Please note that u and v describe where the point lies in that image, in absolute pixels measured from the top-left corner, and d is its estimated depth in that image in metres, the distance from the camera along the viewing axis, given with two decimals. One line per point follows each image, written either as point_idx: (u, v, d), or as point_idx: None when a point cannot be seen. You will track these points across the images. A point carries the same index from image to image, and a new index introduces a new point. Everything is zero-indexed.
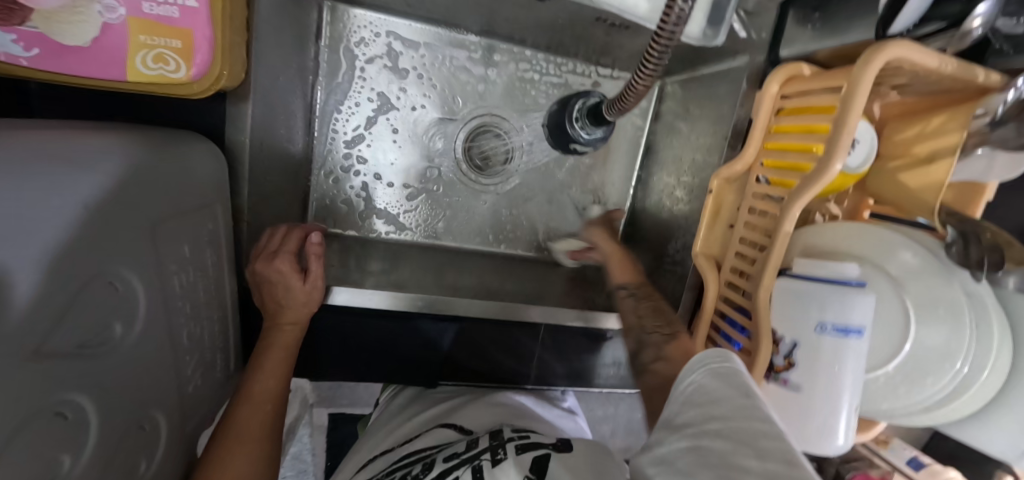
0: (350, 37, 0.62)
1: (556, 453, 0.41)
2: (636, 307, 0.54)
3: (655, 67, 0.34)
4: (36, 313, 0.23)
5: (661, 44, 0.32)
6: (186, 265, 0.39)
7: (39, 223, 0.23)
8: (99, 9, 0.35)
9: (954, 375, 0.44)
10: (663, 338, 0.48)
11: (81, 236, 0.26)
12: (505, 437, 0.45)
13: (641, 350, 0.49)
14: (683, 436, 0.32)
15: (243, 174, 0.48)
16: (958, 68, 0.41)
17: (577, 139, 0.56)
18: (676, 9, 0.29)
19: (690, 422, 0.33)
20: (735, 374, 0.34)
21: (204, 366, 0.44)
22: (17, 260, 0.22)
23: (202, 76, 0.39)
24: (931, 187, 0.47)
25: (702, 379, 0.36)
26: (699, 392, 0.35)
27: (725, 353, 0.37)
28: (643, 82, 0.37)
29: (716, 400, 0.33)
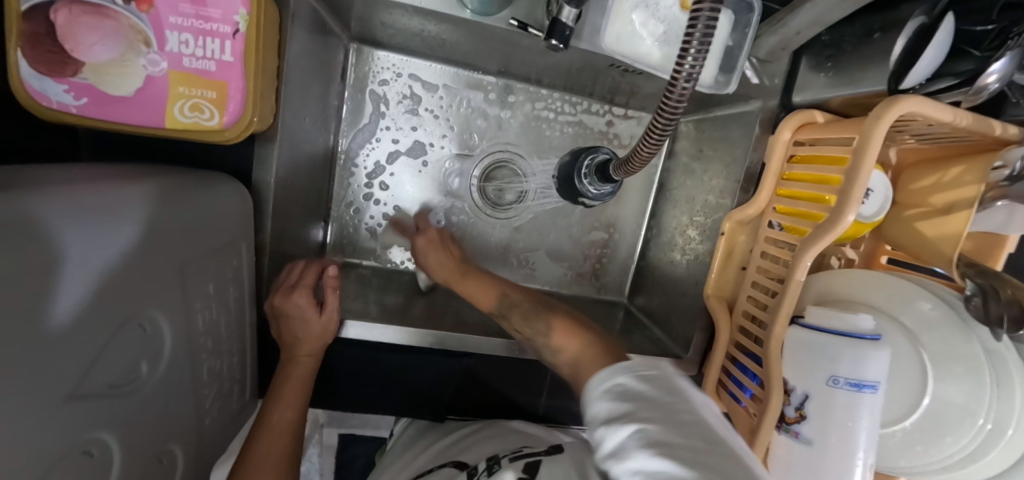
0: (373, 78, 0.66)
1: (549, 456, 0.45)
2: (516, 322, 0.55)
3: (658, 137, 0.35)
4: (62, 363, 0.25)
5: (665, 118, 0.33)
6: (211, 302, 0.41)
7: (68, 280, 0.24)
8: (144, 63, 0.38)
9: (977, 433, 0.43)
10: (545, 334, 0.52)
11: (105, 284, 0.27)
12: (500, 456, 0.47)
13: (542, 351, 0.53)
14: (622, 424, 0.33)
15: (268, 210, 0.49)
16: (974, 122, 0.41)
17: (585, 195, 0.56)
18: (677, 90, 0.31)
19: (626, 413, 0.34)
20: (661, 380, 0.36)
21: (222, 397, 0.46)
22: (51, 313, 0.23)
23: (233, 125, 0.41)
24: (948, 238, 0.46)
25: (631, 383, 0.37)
26: (625, 391, 0.36)
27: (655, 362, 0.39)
28: (648, 150, 0.38)
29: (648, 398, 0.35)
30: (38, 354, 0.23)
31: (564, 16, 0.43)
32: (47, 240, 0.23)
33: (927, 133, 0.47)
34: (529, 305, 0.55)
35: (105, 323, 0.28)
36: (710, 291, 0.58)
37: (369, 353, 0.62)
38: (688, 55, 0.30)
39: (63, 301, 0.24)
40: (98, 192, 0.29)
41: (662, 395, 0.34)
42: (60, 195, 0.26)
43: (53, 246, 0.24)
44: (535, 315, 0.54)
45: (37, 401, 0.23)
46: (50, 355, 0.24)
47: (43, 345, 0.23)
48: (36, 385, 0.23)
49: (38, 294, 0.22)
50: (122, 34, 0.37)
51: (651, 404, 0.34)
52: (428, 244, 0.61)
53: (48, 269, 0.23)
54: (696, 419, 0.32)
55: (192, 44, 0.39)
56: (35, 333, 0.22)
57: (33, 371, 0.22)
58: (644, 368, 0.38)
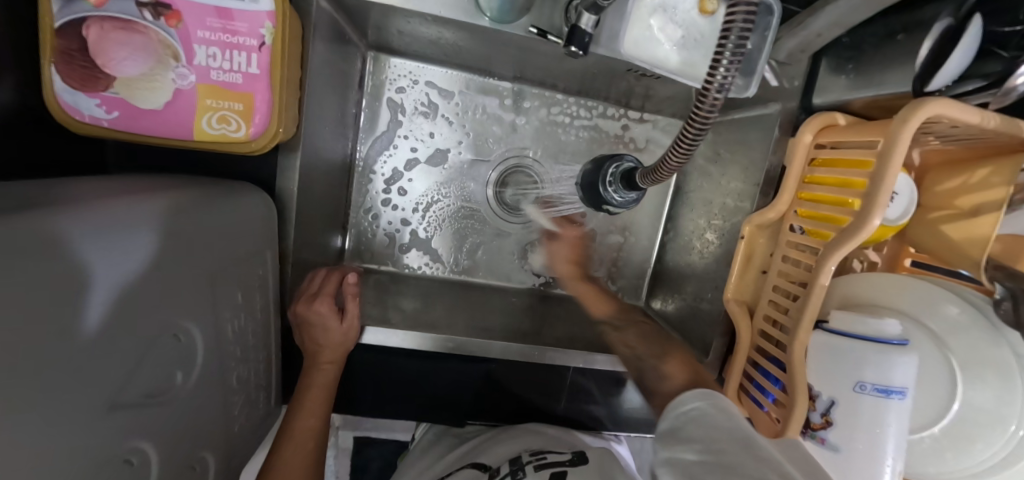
0: (390, 85, 0.67)
1: (573, 468, 0.45)
2: (625, 338, 0.58)
3: (688, 147, 0.33)
4: (98, 374, 0.25)
5: (696, 129, 0.32)
6: (239, 311, 0.42)
7: (102, 293, 0.25)
8: (173, 77, 0.39)
9: (1009, 439, 0.42)
10: (658, 362, 0.51)
11: (137, 296, 0.28)
12: (523, 462, 0.48)
13: (643, 376, 0.52)
14: (690, 448, 0.37)
15: (291, 219, 0.49)
16: (1002, 124, 0.40)
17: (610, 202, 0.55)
18: (711, 99, 0.30)
19: (695, 437, 0.38)
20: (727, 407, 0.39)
21: (250, 404, 0.46)
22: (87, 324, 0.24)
23: (260, 135, 0.41)
24: (976, 241, 0.45)
25: (704, 408, 0.40)
26: (699, 417, 0.40)
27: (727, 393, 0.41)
28: (676, 161, 0.36)
29: (719, 427, 0.37)
30: (76, 366, 0.23)
31: (583, 22, 0.44)
32: (79, 257, 0.23)
33: (951, 135, 0.46)
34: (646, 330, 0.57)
35: (140, 334, 0.29)
36: (731, 296, 0.57)
37: (388, 358, 0.62)
38: (719, 64, 0.29)
39: (99, 312, 0.25)
40: (132, 206, 0.29)
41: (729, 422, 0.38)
42: (97, 209, 0.27)
43: (90, 259, 0.24)
44: (648, 340, 0.56)
45: (75, 413, 0.23)
46: (86, 365, 0.24)
47: (79, 359, 0.23)
48: (74, 398, 0.23)
49: (73, 309, 0.23)
50: (151, 49, 0.38)
51: (722, 431, 0.37)
52: (569, 239, 0.65)
53: (84, 282, 0.23)
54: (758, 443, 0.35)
55: (219, 58, 0.39)
56: (73, 346, 0.23)
57: (72, 384, 0.23)
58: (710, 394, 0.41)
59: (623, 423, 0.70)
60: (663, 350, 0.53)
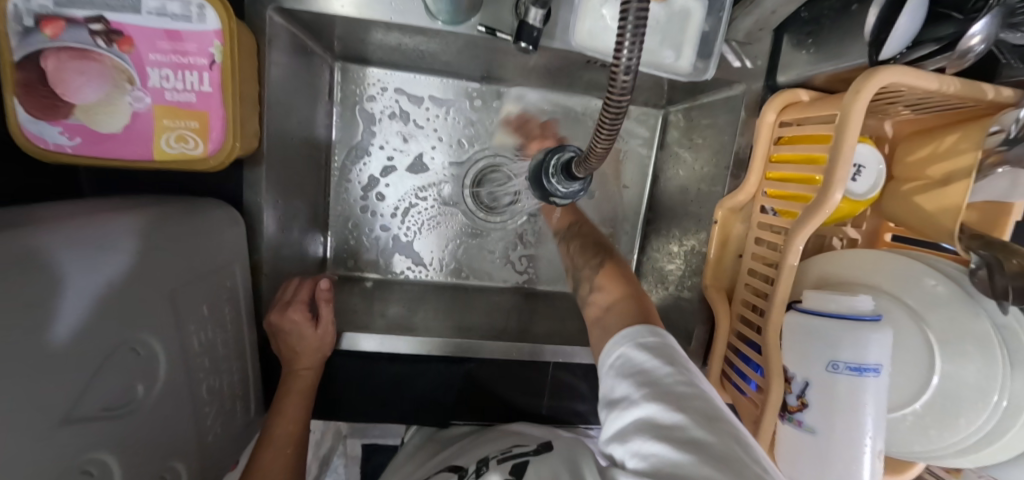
0: (361, 94, 0.68)
1: (535, 456, 0.47)
2: (568, 249, 0.60)
3: (609, 133, 0.28)
4: (53, 389, 0.26)
5: (612, 113, 0.27)
6: (206, 324, 0.42)
7: (50, 312, 0.26)
8: (130, 100, 0.40)
9: (992, 412, 0.40)
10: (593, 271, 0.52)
11: (90, 311, 0.29)
12: (490, 458, 0.50)
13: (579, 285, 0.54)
14: (623, 411, 0.34)
15: (260, 231, 0.50)
16: (961, 88, 0.39)
17: (552, 196, 0.47)
18: (620, 81, 0.25)
19: (627, 394, 0.35)
20: (663, 349, 0.37)
21: (225, 414, 0.47)
22: (36, 342, 0.25)
23: (217, 152, 0.42)
24: (948, 211, 0.44)
25: (631, 352, 0.38)
26: (628, 363, 0.37)
27: (654, 328, 0.39)
28: (602, 146, 0.30)
29: (647, 372, 0.35)
30: (29, 379, 0.24)
31: (531, 17, 0.44)
32: (25, 279, 0.24)
33: (919, 103, 0.45)
34: (590, 243, 0.57)
35: (96, 348, 0.29)
36: (708, 281, 0.57)
37: (371, 363, 0.63)
38: (621, 46, 0.24)
39: (47, 330, 0.25)
40: (83, 227, 0.30)
41: (665, 367, 0.35)
42: (42, 231, 0.28)
43: (35, 281, 0.25)
44: (585, 249, 0.57)
45: (31, 424, 0.24)
46: (40, 379, 0.25)
47: (31, 372, 0.24)
48: (27, 410, 0.24)
49: (21, 328, 0.24)
50: (107, 75, 0.40)
51: (650, 377, 0.35)
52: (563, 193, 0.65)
53: (30, 302, 0.24)
54: (692, 389, 0.33)
55: (172, 78, 0.41)
56: (23, 363, 0.24)
57: (26, 398, 0.24)
58: (646, 337, 0.38)
59: None
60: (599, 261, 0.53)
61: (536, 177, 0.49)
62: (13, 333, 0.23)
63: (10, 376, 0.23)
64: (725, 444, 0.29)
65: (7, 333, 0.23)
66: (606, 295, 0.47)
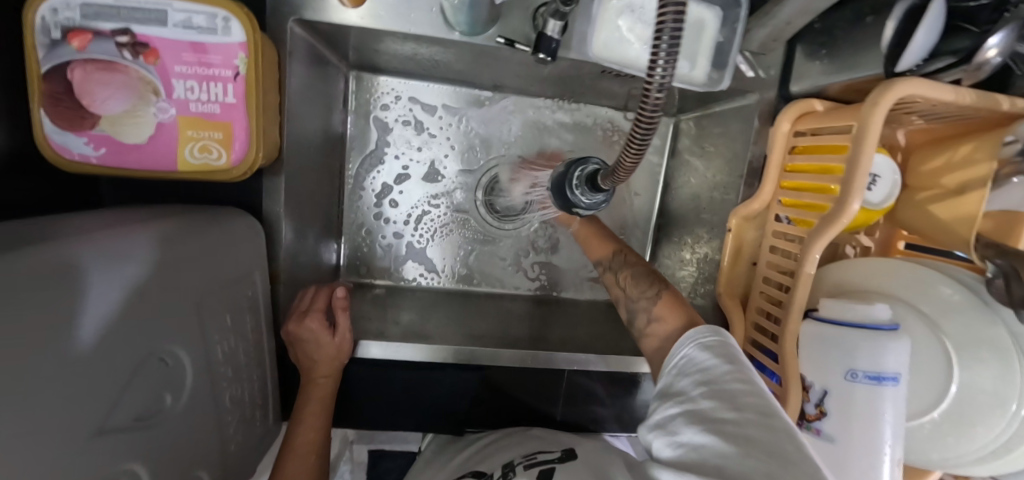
0: (374, 103, 0.68)
1: (562, 463, 0.47)
2: (617, 279, 0.54)
3: (639, 148, 0.28)
4: (88, 400, 0.26)
5: (642, 129, 0.27)
6: (228, 333, 0.43)
7: (84, 325, 0.26)
8: (154, 111, 0.41)
9: (1010, 419, 0.41)
10: (650, 301, 0.49)
11: (121, 322, 0.29)
12: (513, 464, 0.50)
13: (634, 318, 0.50)
14: (676, 402, 0.36)
15: (278, 239, 0.50)
16: (976, 100, 0.40)
17: (575, 207, 0.42)
18: (653, 98, 0.25)
19: (682, 389, 0.37)
20: (722, 348, 0.38)
21: (245, 423, 0.47)
22: (72, 355, 0.25)
23: (239, 162, 0.42)
24: (963, 221, 0.45)
25: (692, 352, 0.39)
26: (687, 361, 0.39)
27: (716, 330, 0.40)
28: (630, 160, 0.30)
29: (704, 369, 0.37)
30: (68, 390, 0.24)
31: (549, 29, 0.45)
32: (59, 293, 0.25)
33: (933, 113, 0.46)
34: (639, 269, 0.54)
35: (126, 358, 0.30)
36: (722, 289, 0.57)
37: (384, 371, 0.63)
38: (655, 66, 0.24)
39: (84, 342, 0.26)
40: (115, 239, 0.31)
41: (723, 366, 0.36)
42: (74, 244, 0.28)
43: (69, 294, 0.25)
44: (642, 279, 0.52)
45: (68, 436, 0.24)
46: (78, 390, 0.25)
47: (69, 383, 0.25)
48: (65, 422, 0.24)
49: (59, 341, 0.24)
50: (133, 86, 0.40)
51: (708, 375, 0.36)
52: None
53: (67, 315, 0.25)
54: (749, 386, 0.34)
55: (196, 90, 0.41)
56: (62, 375, 0.24)
57: (62, 411, 0.24)
58: (708, 338, 0.39)
59: (626, 423, 0.70)
60: (654, 289, 0.50)
61: (557, 185, 0.44)
62: (52, 347, 0.23)
63: (47, 387, 0.23)
64: (775, 439, 0.30)
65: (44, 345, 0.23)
66: (665, 326, 0.46)
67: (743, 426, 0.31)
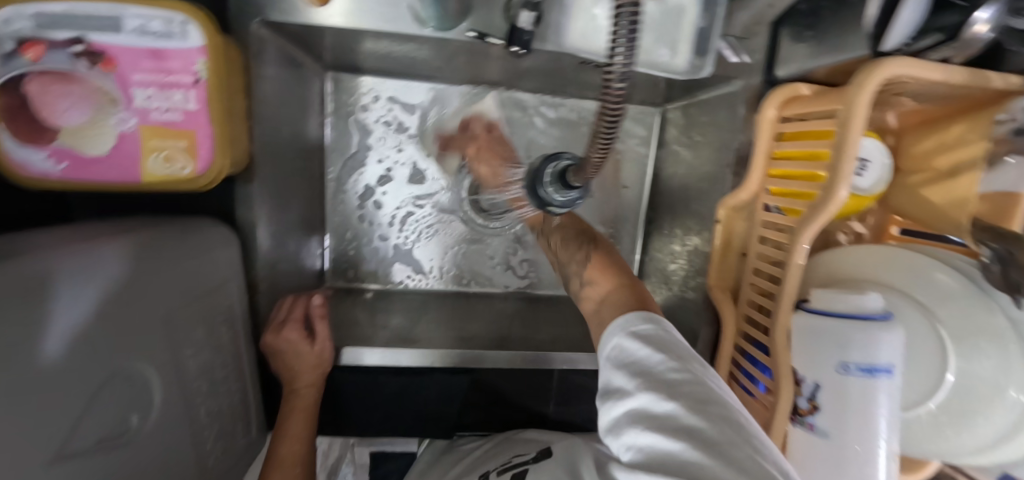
0: (353, 104, 0.67)
1: (535, 463, 0.48)
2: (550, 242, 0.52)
3: (605, 144, 0.27)
4: (55, 423, 0.25)
5: (608, 123, 0.25)
6: (202, 347, 0.42)
7: (46, 346, 0.25)
8: (113, 121, 0.39)
9: (1011, 408, 0.39)
10: (582, 265, 0.46)
11: (86, 341, 0.28)
12: (490, 472, 0.50)
13: (567, 281, 0.47)
14: (615, 401, 0.32)
15: (255, 248, 0.49)
16: (966, 78, 0.38)
17: (549, 206, 0.40)
18: (614, 89, 0.24)
19: (618, 385, 0.33)
20: (654, 334, 0.34)
21: (225, 436, 0.46)
22: (36, 376, 0.24)
23: (206, 171, 0.41)
24: (959, 204, 0.43)
25: (622, 340, 0.35)
26: (619, 352, 0.35)
27: (648, 314, 0.36)
28: (598, 156, 0.29)
29: (638, 359, 0.33)
30: (35, 413, 0.24)
31: (522, 20, 0.43)
32: (21, 313, 0.24)
33: (923, 93, 0.44)
34: (571, 230, 0.50)
35: (93, 375, 0.29)
36: (712, 282, 0.56)
37: (372, 377, 0.63)
38: (615, 54, 0.23)
39: (48, 362, 0.25)
40: (73, 256, 0.30)
41: (657, 355, 0.32)
42: (32, 262, 0.27)
43: (30, 313, 0.25)
44: (572, 241, 0.49)
45: (40, 456, 0.24)
46: (45, 413, 0.25)
47: (36, 405, 0.24)
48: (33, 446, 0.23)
49: (24, 362, 0.23)
50: (91, 98, 0.38)
51: (642, 364, 0.33)
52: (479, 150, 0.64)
53: (30, 337, 0.24)
54: (686, 374, 0.31)
55: (157, 98, 0.40)
56: (28, 397, 0.23)
57: (32, 434, 0.23)
58: (638, 322, 0.36)
59: None
60: (585, 252, 0.47)
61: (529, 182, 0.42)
62: (17, 369, 0.23)
63: (21, 407, 0.22)
64: (720, 432, 0.28)
65: (13, 365, 0.22)
66: (599, 289, 0.43)
67: (688, 421, 0.29)
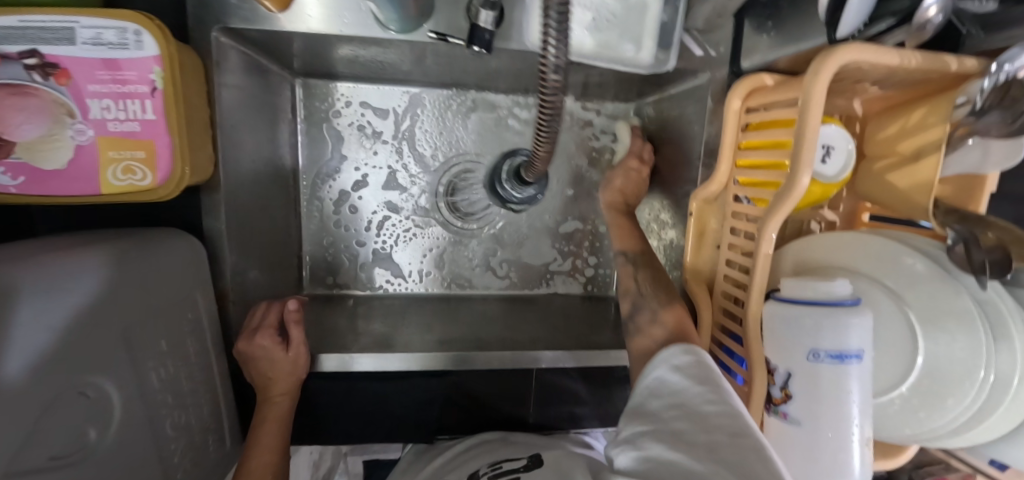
0: (325, 111, 0.67)
1: (527, 472, 0.48)
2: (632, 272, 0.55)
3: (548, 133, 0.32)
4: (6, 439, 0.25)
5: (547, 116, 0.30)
6: (165, 359, 0.41)
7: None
8: (71, 133, 0.39)
9: (980, 389, 0.39)
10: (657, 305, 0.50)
11: (38, 354, 0.28)
12: (479, 475, 0.50)
13: (636, 312, 0.51)
14: (646, 421, 0.37)
15: (223, 258, 0.49)
16: (922, 61, 0.38)
17: (508, 200, 0.69)
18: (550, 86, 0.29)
19: (655, 411, 0.37)
20: (698, 372, 0.38)
21: (195, 449, 0.45)
22: None
23: (166, 181, 0.41)
24: (922, 187, 0.43)
25: (666, 373, 0.40)
26: (660, 382, 0.39)
27: (691, 350, 0.41)
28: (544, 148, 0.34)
29: (678, 391, 0.37)
30: None
31: (482, 20, 0.43)
32: None
33: (883, 79, 0.44)
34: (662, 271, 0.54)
35: (48, 388, 0.28)
36: (688, 274, 0.56)
37: (349, 383, 0.62)
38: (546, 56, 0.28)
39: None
40: (20, 269, 0.29)
41: (695, 389, 0.36)
42: None
43: None
44: (654, 280, 0.53)
45: None
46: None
47: None
48: None
49: None
50: (47, 110, 0.38)
51: (680, 396, 0.37)
52: (629, 171, 0.64)
53: None
54: (720, 406, 0.34)
55: (113, 108, 0.39)
56: None
57: None
58: (681, 357, 0.40)
59: (604, 417, 0.69)
60: (667, 294, 0.51)
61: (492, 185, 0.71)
62: None
63: None
64: (738, 453, 0.30)
65: None
66: (664, 331, 0.47)
67: (710, 446, 0.31)
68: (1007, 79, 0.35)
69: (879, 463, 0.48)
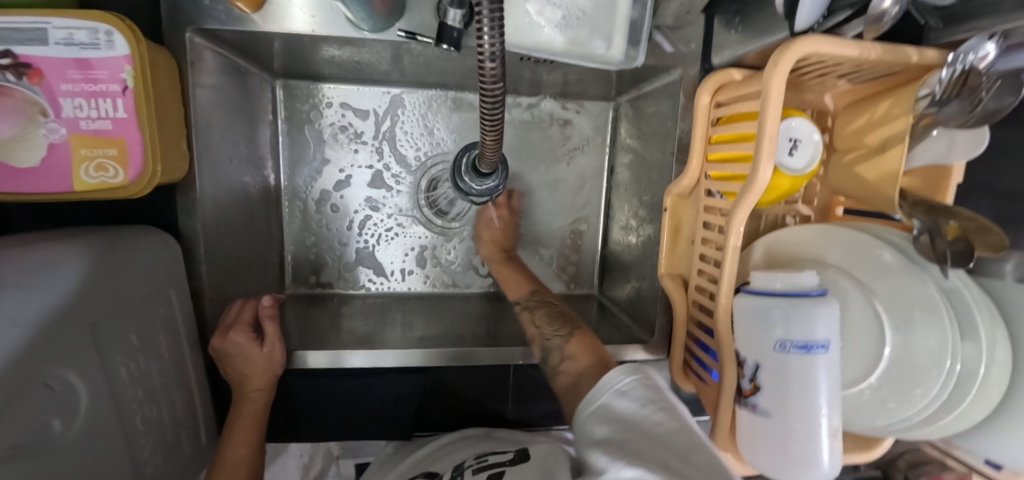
0: (307, 111, 0.68)
1: (512, 466, 0.46)
2: (533, 317, 0.58)
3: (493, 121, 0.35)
4: None
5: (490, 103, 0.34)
6: (136, 354, 0.42)
7: None
8: (44, 132, 0.40)
9: (947, 378, 0.38)
10: (563, 339, 0.52)
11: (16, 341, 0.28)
12: (465, 467, 0.49)
13: (547, 356, 0.52)
14: (595, 443, 0.36)
15: (199, 256, 0.50)
16: (882, 52, 0.39)
17: (471, 193, 0.60)
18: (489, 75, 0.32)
19: (604, 435, 0.37)
20: (646, 394, 0.38)
21: (166, 445, 0.46)
22: None
23: (137, 179, 0.42)
24: (887, 178, 0.43)
25: (612, 399, 0.39)
26: (609, 408, 0.39)
27: (639, 372, 0.40)
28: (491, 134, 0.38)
29: (629, 415, 0.37)
30: None
31: (450, 18, 0.43)
32: None
33: (847, 72, 0.45)
34: (555, 310, 0.58)
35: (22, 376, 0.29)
36: (663, 270, 0.56)
37: (326, 380, 0.63)
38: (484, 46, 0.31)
39: None
40: None
41: (645, 411, 0.36)
42: None
43: None
44: (553, 320, 0.56)
45: None
46: None
47: None
48: None
49: None
50: (20, 109, 0.39)
51: (630, 421, 0.36)
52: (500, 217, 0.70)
53: None
54: (672, 424, 0.33)
55: (85, 107, 0.40)
56: None
57: None
58: (628, 380, 0.40)
59: None
60: (567, 330, 0.53)
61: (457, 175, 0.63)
62: None
63: None
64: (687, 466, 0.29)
65: None
66: (576, 364, 0.48)
67: (659, 460, 0.31)
68: (965, 68, 0.36)
69: (851, 456, 0.48)
